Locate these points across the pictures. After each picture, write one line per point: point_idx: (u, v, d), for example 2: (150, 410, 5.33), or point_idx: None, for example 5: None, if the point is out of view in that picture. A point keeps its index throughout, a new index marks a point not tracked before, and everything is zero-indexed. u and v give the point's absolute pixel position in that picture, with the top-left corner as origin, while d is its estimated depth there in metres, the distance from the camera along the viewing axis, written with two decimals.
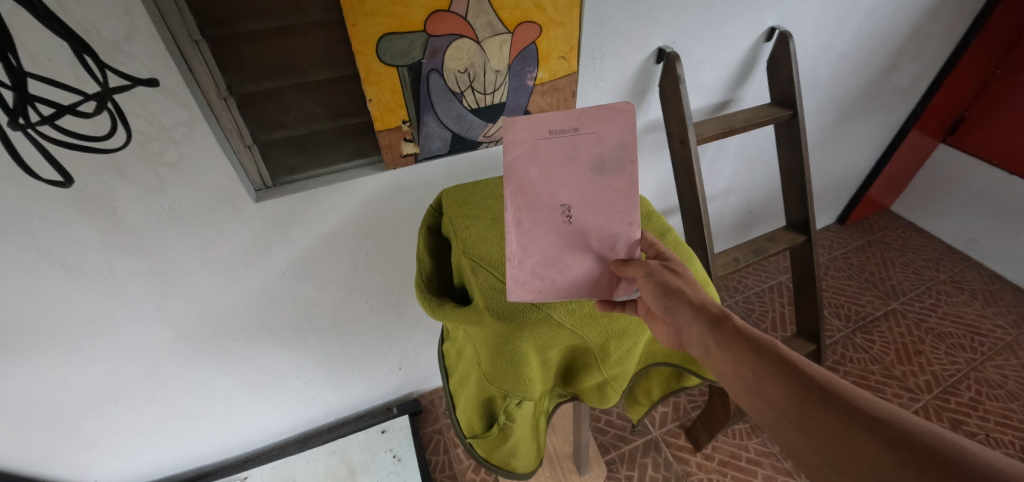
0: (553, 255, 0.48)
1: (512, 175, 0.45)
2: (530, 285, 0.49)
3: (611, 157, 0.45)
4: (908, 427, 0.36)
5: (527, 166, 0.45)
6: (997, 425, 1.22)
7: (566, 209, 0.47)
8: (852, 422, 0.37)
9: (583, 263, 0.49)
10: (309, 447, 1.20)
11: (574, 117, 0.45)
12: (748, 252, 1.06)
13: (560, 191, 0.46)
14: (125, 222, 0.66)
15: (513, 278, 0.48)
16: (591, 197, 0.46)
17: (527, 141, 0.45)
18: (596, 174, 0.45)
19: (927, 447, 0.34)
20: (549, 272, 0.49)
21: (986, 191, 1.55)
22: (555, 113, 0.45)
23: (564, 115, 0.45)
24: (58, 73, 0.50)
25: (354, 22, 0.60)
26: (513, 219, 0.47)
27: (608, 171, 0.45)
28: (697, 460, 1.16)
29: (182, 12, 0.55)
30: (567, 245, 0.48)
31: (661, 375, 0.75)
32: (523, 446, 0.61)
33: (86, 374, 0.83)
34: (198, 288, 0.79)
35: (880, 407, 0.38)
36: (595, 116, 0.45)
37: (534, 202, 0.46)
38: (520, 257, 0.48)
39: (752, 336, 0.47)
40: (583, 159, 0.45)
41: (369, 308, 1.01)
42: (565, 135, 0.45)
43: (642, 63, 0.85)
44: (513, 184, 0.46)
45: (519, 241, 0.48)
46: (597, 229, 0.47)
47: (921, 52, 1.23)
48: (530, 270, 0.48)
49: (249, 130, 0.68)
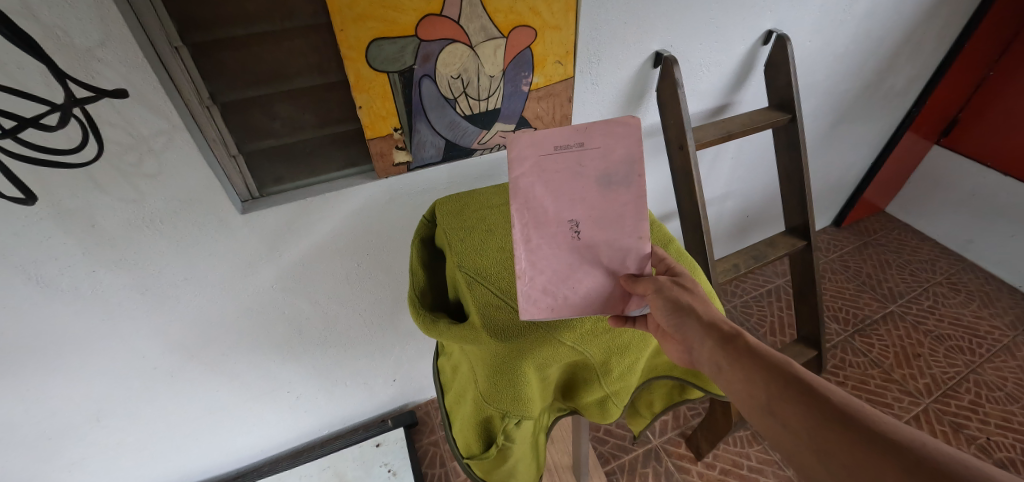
0: (563, 270, 0.46)
1: (517, 192, 0.43)
2: (542, 303, 0.47)
3: (617, 172, 0.43)
4: (931, 453, 0.34)
5: (533, 183, 0.43)
6: (998, 428, 1.21)
7: (574, 225, 0.45)
8: (872, 446, 0.36)
9: (593, 277, 0.47)
10: (301, 462, 1.17)
11: (579, 132, 0.43)
12: (749, 259, 1.05)
13: (566, 207, 0.44)
14: (105, 235, 0.63)
15: (523, 295, 0.46)
16: (598, 212, 0.44)
17: (532, 158, 0.43)
18: (605, 189, 0.44)
19: (953, 475, 0.32)
20: (560, 288, 0.47)
21: (981, 192, 1.56)
22: (559, 129, 0.43)
23: (567, 131, 0.43)
24: (27, 81, 0.47)
25: (342, 27, 0.57)
26: (521, 235, 0.45)
27: (615, 185, 0.43)
28: (699, 470, 1.14)
29: (161, 18, 0.52)
30: (577, 261, 0.46)
31: (662, 388, 0.73)
32: (522, 466, 0.59)
33: (67, 393, 0.80)
34: (182, 303, 0.76)
35: (900, 431, 0.36)
36: (601, 131, 0.43)
37: (542, 218, 0.44)
38: (530, 274, 0.46)
39: (765, 354, 0.45)
40: (589, 175, 0.43)
41: (362, 319, 0.98)
42: (570, 150, 0.43)
43: (640, 67, 0.84)
44: (519, 200, 0.43)
45: (528, 258, 0.45)
46: (606, 244, 0.46)
47: (916, 54, 1.23)
48: (541, 287, 0.46)
49: (234, 140, 0.66)
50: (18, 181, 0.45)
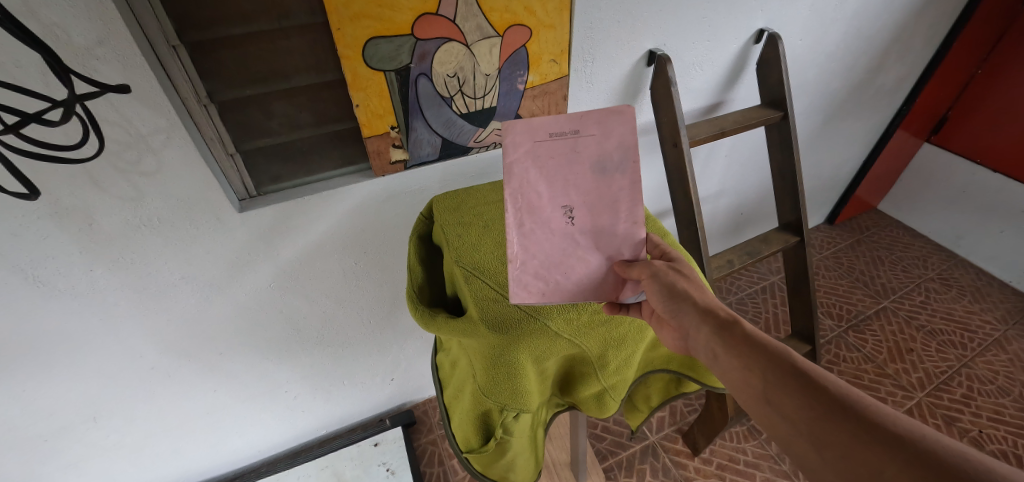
0: (556, 257, 0.47)
1: (511, 178, 0.45)
2: (534, 287, 0.47)
3: (613, 159, 0.44)
4: (929, 446, 0.34)
5: (527, 169, 0.45)
6: (989, 421, 1.23)
7: (568, 211, 0.45)
8: (872, 439, 0.36)
9: (586, 264, 0.48)
10: (299, 462, 1.16)
11: (575, 120, 0.44)
12: (743, 255, 1.06)
13: (560, 193, 0.45)
14: (103, 233, 0.63)
15: (515, 280, 0.47)
16: (592, 198, 0.45)
17: (526, 145, 0.44)
18: (599, 175, 0.44)
19: (951, 467, 0.33)
20: (552, 273, 0.47)
21: (970, 189, 1.58)
22: (556, 116, 0.44)
23: (564, 118, 0.44)
24: (25, 79, 0.47)
25: (339, 26, 0.58)
26: (513, 220, 0.46)
27: (609, 171, 0.44)
28: (696, 465, 1.14)
29: (159, 16, 0.53)
30: (572, 246, 0.47)
31: (659, 381, 0.74)
32: (520, 460, 0.60)
33: (63, 394, 0.79)
34: (180, 302, 0.77)
35: (900, 424, 0.36)
36: (597, 119, 0.44)
37: (536, 204, 0.45)
38: (523, 258, 0.47)
39: (763, 343, 0.46)
40: (584, 161, 0.44)
41: (360, 319, 0.98)
42: (566, 137, 0.44)
43: (633, 66, 0.85)
44: (513, 186, 0.45)
45: (521, 242, 0.46)
46: (601, 230, 0.46)
47: (905, 52, 1.25)
48: (533, 272, 0.47)
49: (231, 138, 0.66)
50: (20, 176, 0.46)
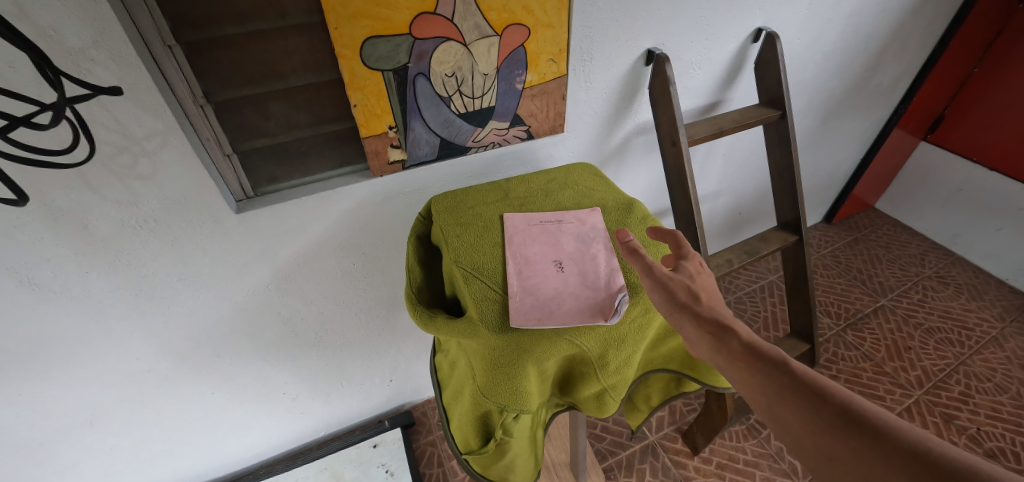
0: (550, 291, 0.53)
1: (512, 244, 0.59)
2: (531, 314, 0.51)
3: (587, 233, 0.61)
4: (937, 460, 0.33)
5: (522, 239, 0.60)
6: (987, 418, 1.23)
7: (558, 263, 0.57)
8: (878, 456, 0.35)
9: (577, 298, 0.53)
10: (297, 465, 1.16)
11: (556, 214, 0.64)
12: (742, 254, 1.05)
13: (551, 252, 0.58)
14: (98, 235, 0.62)
15: (515, 308, 0.51)
16: (575, 255, 0.58)
17: (522, 226, 0.62)
18: (580, 243, 0.60)
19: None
20: (548, 304, 0.52)
21: (967, 187, 1.58)
22: (544, 212, 0.65)
23: (548, 213, 0.65)
24: (17, 81, 0.46)
25: (336, 25, 0.58)
26: (513, 269, 0.56)
27: (587, 241, 0.60)
28: (695, 465, 1.14)
29: (154, 16, 0.52)
30: (563, 287, 0.54)
31: (660, 381, 0.74)
32: (521, 461, 0.60)
33: (57, 398, 0.79)
34: (176, 304, 0.76)
35: (907, 437, 0.35)
36: (573, 215, 0.64)
37: (532, 259, 0.57)
38: (522, 295, 0.53)
39: (763, 353, 0.45)
40: (566, 234, 0.61)
41: (359, 320, 0.98)
42: (551, 222, 0.63)
43: (632, 65, 0.85)
44: (514, 248, 0.58)
45: (521, 283, 0.54)
46: (586, 273, 0.56)
47: (902, 51, 1.25)
48: (530, 304, 0.52)
49: (228, 139, 0.65)
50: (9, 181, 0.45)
